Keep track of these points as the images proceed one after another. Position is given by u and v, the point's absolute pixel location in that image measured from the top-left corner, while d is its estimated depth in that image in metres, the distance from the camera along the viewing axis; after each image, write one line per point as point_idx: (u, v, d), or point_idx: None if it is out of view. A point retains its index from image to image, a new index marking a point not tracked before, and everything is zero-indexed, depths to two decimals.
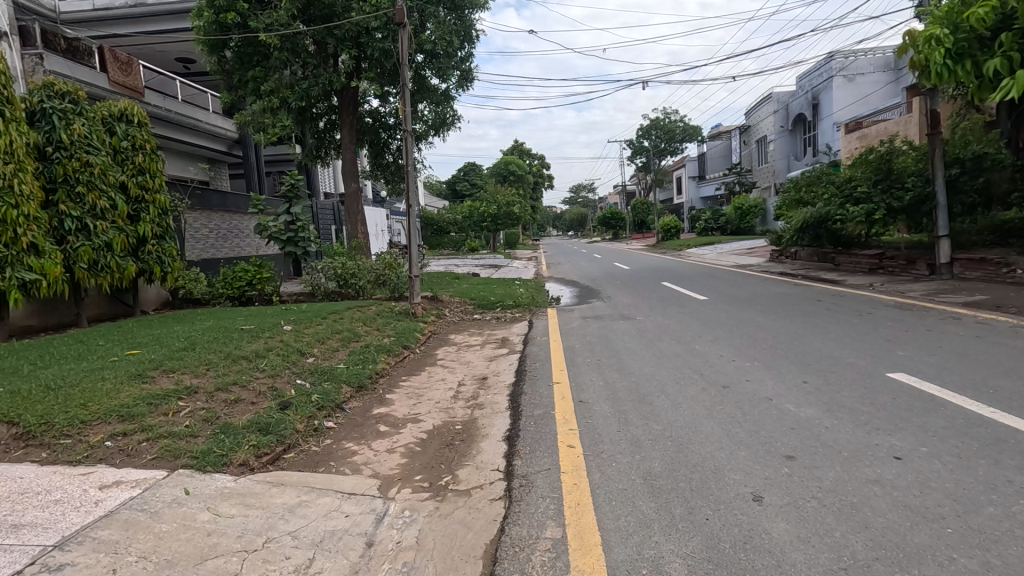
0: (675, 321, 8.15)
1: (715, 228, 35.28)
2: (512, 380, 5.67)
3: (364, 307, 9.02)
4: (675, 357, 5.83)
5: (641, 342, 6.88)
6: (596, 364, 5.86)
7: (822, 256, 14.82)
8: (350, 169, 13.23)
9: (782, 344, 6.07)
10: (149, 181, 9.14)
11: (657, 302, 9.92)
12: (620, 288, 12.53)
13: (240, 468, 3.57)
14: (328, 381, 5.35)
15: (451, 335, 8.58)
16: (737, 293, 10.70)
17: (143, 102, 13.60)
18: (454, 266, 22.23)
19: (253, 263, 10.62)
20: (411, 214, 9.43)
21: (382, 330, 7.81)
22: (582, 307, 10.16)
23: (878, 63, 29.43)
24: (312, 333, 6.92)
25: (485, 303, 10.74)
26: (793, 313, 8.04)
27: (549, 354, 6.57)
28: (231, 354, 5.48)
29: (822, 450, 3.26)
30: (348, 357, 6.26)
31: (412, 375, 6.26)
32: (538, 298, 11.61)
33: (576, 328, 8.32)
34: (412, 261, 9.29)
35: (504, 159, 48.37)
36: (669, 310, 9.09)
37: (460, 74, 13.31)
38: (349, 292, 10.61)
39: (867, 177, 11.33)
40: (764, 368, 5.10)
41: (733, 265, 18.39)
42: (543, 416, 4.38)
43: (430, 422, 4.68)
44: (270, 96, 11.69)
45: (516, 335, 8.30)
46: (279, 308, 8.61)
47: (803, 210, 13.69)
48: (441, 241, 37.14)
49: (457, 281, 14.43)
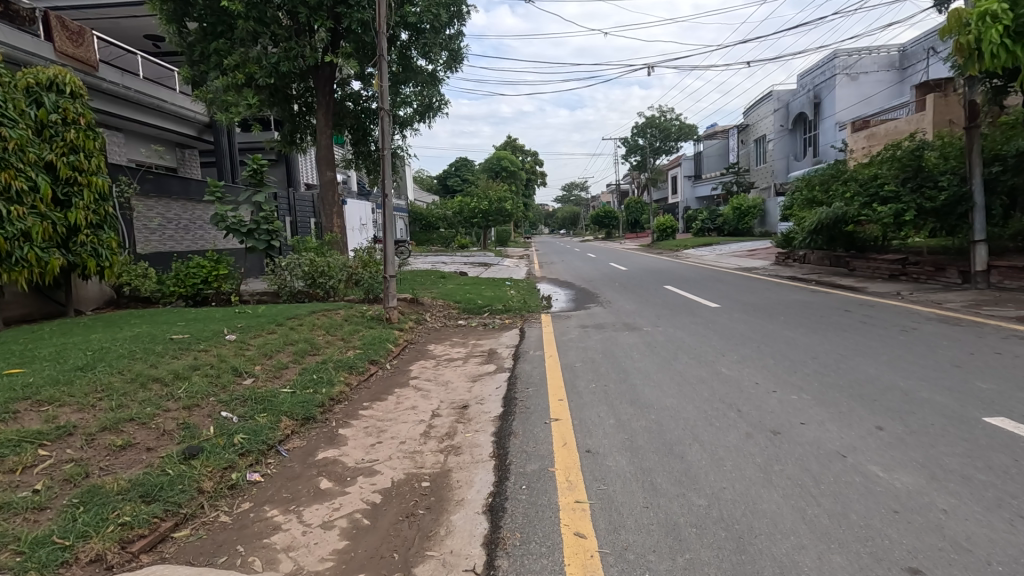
0: (689, 333, 7.05)
1: (711, 228, 34.33)
2: (498, 412, 4.54)
3: (330, 312, 7.81)
4: (701, 385, 4.73)
5: (655, 359, 5.78)
6: (604, 391, 4.74)
7: (834, 261, 13.82)
8: (326, 155, 12.04)
9: (828, 368, 4.98)
10: (84, 161, 7.91)
11: (665, 309, 8.81)
12: (620, 293, 11.43)
13: (93, 567, 2.44)
14: (263, 414, 4.18)
15: (431, 346, 7.40)
16: (751, 300, 9.62)
17: (97, 78, 12.29)
18: (441, 264, 21.01)
19: (209, 258, 9.36)
20: (387, 203, 8.22)
21: (347, 341, 6.63)
22: (580, 314, 9.03)
23: (882, 61, 28.34)
24: (258, 345, 5.73)
25: (471, 307, 9.59)
26: (825, 326, 6.97)
27: (545, 375, 5.44)
28: (140, 377, 4.30)
29: (961, 559, 2.18)
30: (297, 378, 5.08)
31: (376, 400, 5.09)
32: (530, 302, 10.48)
33: (575, 339, 7.21)
34: (388, 258, 8.09)
35: (497, 154, 47.14)
36: (681, 319, 7.99)
37: (449, 53, 12.17)
38: (318, 293, 9.40)
39: (895, 174, 10.30)
40: (818, 405, 4.02)
41: (737, 268, 17.37)
42: (540, 472, 3.26)
43: (390, 475, 3.54)
44: (234, 72, 10.44)
45: (505, 347, 7.17)
46: (230, 311, 7.42)
47: (818, 210, 12.66)
48: (429, 238, 35.98)
49: (442, 281, 13.29)
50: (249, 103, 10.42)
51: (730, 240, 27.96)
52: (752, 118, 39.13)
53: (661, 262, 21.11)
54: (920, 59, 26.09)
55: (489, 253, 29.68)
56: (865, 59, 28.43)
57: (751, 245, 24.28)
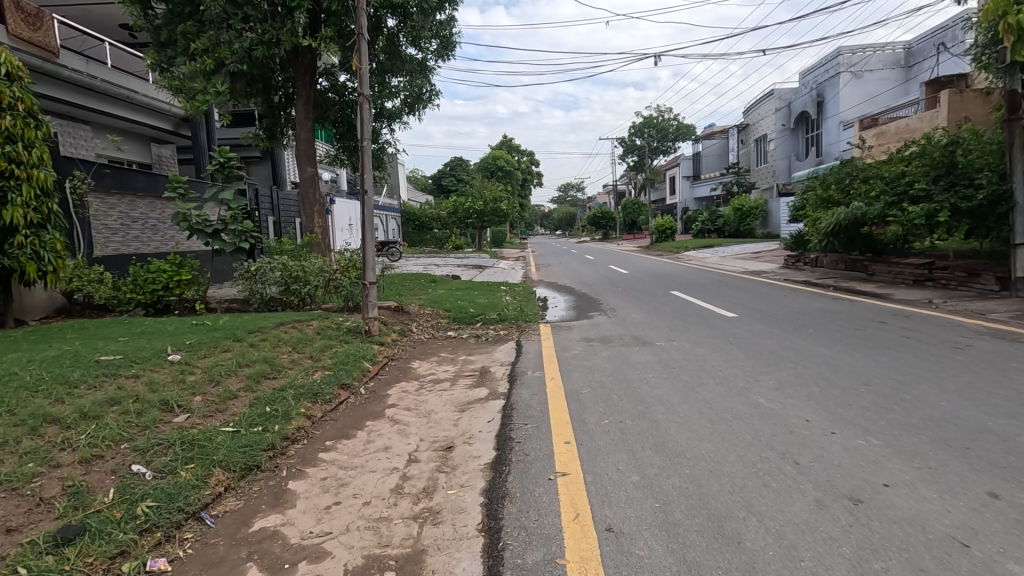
0: (709, 349, 6.17)
1: (712, 229, 33.42)
2: (491, 458, 3.65)
3: (302, 324, 6.90)
4: (742, 423, 3.84)
5: (677, 383, 4.89)
6: (621, 429, 3.85)
7: (850, 265, 13.00)
8: (309, 149, 11.14)
9: (890, 400, 4.12)
10: (22, 152, 6.96)
11: (676, 320, 7.92)
12: (624, 299, 10.55)
13: None
14: (188, 467, 3.27)
15: (415, 364, 6.49)
16: (771, 309, 8.75)
17: (58, 65, 11.33)
18: (434, 266, 20.09)
19: (171, 260, 8.42)
20: (367, 200, 7.30)
21: (317, 360, 5.71)
22: (581, 325, 8.12)
23: (887, 59, 27.67)
24: (205, 367, 4.80)
25: (462, 316, 8.69)
26: (864, 342, 6.11)
27: (547, 405, 4.54)
28: (34, 417, 3.39)
29: None
30: (246, 411, 4.17)
31: (343, 439, 4.17)
32: (527, 310, 9.59)
33: (579, 354, 6.32)
34: (367, 262, 7.17)
35: (492, 154, 46.26)
36: (696, 332, 7.10)
37: (440, 40, 11.27)
38: (293, 301, 8.48)
39: (924, 171, 9.49)
40: (900, 458, 3.14)
41: (744, 271, 16.54)
42: (546, 566, 2.38)
43: (343, 559, 2.63)
44: (203, 57, 9.51)
45: (498, 365, 6.27)
46: (185, 324, 6.50)
47: (835, 210, 11.84)
48: (423, 238, 35.07)
49: (433, 286, 12.41)
50: (219, 91, 9.48)
51: (732, 242, 27.18)
52: (752, 118, 38.38)
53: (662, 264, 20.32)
54: (928, 57, 25.43)
55: (484, 254, 28.82)
56: (871, 56, 27.73)
57: (755, 246, 23.49)
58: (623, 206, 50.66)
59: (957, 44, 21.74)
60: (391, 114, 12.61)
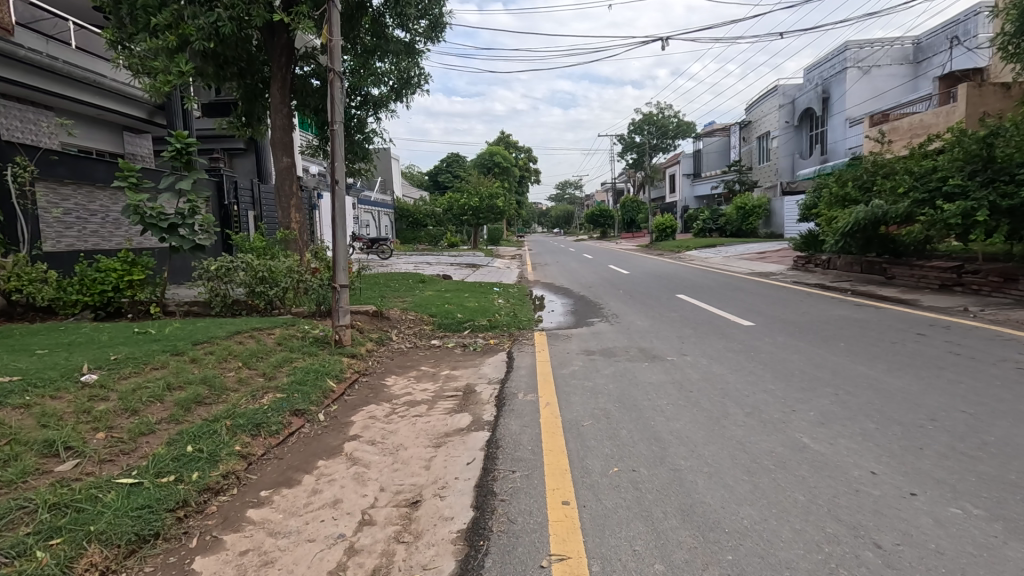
0: (729, 367, 5.32)
1: (713, 228, 32.45)
2: (467, 524, 2.79)
3: (260, 334, 6.03)
4: (790, 476, 2.99)
5: (699, 413, 4.03)
6: (637, 485, 2.98)
7: (867, 267, 12.19)
8: (285, 138, 10.17)
9: (969, 443, 3.29)
10: None
11: (687, 330, 7.06)
12: (627, 304, 9.69)
13: None
14: (49, 548, 2.39)
15: (390, 382, 5.61)
16: (789, 317, 7.91)
17: (12, 44, 10.41)
18: (424, 266, 19.18)
19: (122, 258, 7.50)
20: (338, 192, 6.35)
21: (271, 379, 4.83)
22: (580, 334, 7.26)
23: (896, 55, 27.00)
24: (122, 393, 3.92)
25: (448, 323, 7.83)
26: (909, 360, 5.27)
27: (541, 443, 3.68)
28: None
29: None
30: (159, 453, 3.29)
31: (283, 488, 3.30)
32: (520, 315, 8.72)
33: (578, 370, 5.47)
34: (338, 261, 6.30)
35: (489, 150, 45.37)
36: (712, 344, 6.26)
37: (429, 21, 10.40)
38: (259, 304, 7.59)
39: (958, 166, 8.69)
40: (1020, 541, 2.30)
41: (751, 273, 15.72)
42: None
43: None
44: (165, 32, 8.60)
45: (485, 383, 5.40)
46: (123, 332, 5.61)
47: (854, 208, 11.01)
48: (417, 236, 34.19)
49: (421, 287, 11.57)
50: (182, 71, 8.57)
51: (736, 243, 26.33)
52: (755, 115, 37.55)
53: (663, 264, 19.50)
54: (938, 51, 24.68)
55: (479, 253, 27.94)
56: (879, 51, 27.03)
57: (759, 246, 22.68)
58: (621, 205, 49.82)
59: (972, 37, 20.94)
60: (377, 101, 11.76)
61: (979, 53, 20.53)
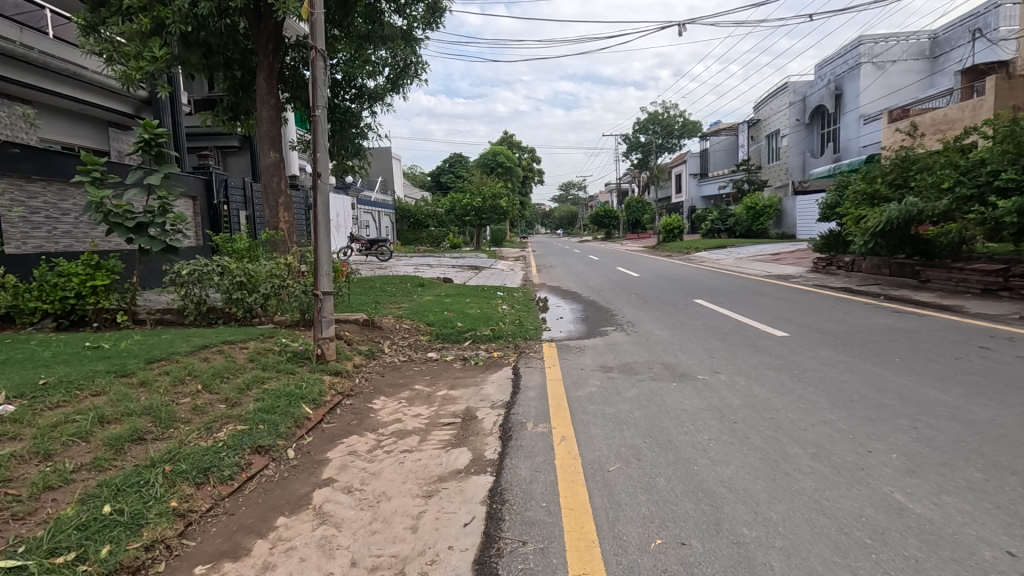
0: (774, 389, 4.55)
1: (721, 229, 31.16)
2: None
3: (230, 349, 5.27)
4: (897, 556, 2.24)
5: (752, 455, 3.26)
6: (692, 572, 2.22)
7: (897, 269, 11.40)
8: (273, 131, 9.43)
9: None
10: None
11: (715, 342, 6.28)
12: (643, 311, 8.91)
13: None
14: None
15: (377, 406, 4.84)
16: (825, 326, 7.12)
17: None
18: (425, 268, 18.40)
19: (85, 262, 6.76)
20: (321, 186, 5.56)
21: (234, 407, 4.07)
22: (595, 347, 6.50)
23: (912, 49, 26.21)
24: (37, 433, 3.17)
25: (447, 332, 7.07)
26: (987, 381, 4.49)
27: (560, 499, 2.91)
28: None
29: None
30: (65, 519, 2.53)
31: (225, 562, 2.53)
32: (527, 323, 7.96)
33: (597, 393, 4.70)
34: (320, 265, 5.54)
35: (492, 150, 44.70)
36: (746, 360, 5.48)
37: (428, 5, 9.68)
38: (237, 313, 6.84)
39: (1010, 158, 8.30)
40: None
41: (768, 276, 14.91)
42: None
43: None
44: (139, 15, 7.86)
45: (487, 408, 4.64)
46: (70, 348, 4.87)
47: (886, 206, 10.23)
48: (419, 237, 33.45)
49: (420, 291, 10.85)
50: (157, 56, 7.84)
51: (747, 244, 25.49)
52: (764, 113, 36.69)
53: (674, 266, 18.67)
54: (958, 45, 23.81)
55: (482, 254, 27.16)
56: (895, 46, 26.26)
57: (772, 247, 21.89)
58: (626, 205, 49.00)
59: (996, 29, 20.04)
60: (374, 93, 11.05)
61: (1003, 46, 19.68)
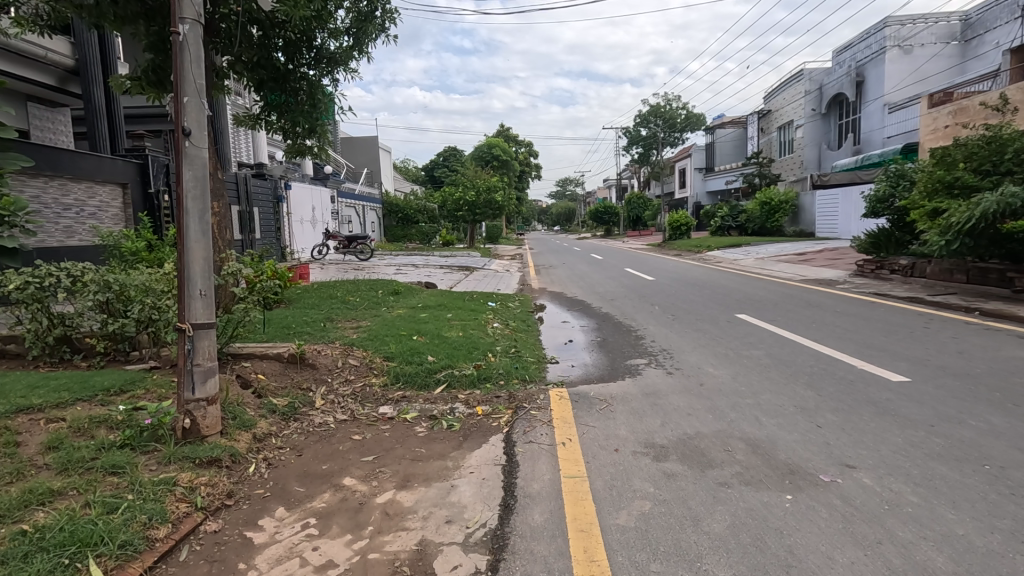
0: (989, 520, 2.46)
1: (731, 227, 29.07)
2: None
3: (23, 429, 3.10)
4: None
5: None
6: None
7: (977, 274, 9.35)
8: None
9: None
10: None
11: (810, 397, 4.19)
12: (678, 334, 6.80)
13: None
14: None
15: (261, 541, 2.67)
16: (948, 362, 5.03)
17: None
18: (408, 269, 16.19)
19: None
20: (189, 152, 3.35)
21: None
22: (627, 399, 4.40)
23: (941, 32, 24.21)
24: None
25: (411, 372, 4.92)
26: None
27: None
28: None
29: None
30: None
31: None
32: (525, 353, 5.83)
33: (658, 524, 2.59)
34: (188, 281, 3.36)
35: (488, 141, 42.45)
36: (883, 438, 3.39)
37: None
38: (104, 344, 4.67)
39: None
40: None
41: (806, 279, 12.83)
42: None
43: None
44: None
45: (456, 555, 2.51)
46: None
47: (977, 197, 8.18)
48: (407, 232, 31.11)
49: (392, 301, 8.70)
50: None
51: (764, 242, 23.37)
52: (776, 103, 34.62)
53: (690, 267, 16.53)
54: (995, 25, 21.80)
55: (474, 252, 24.91)
56: (923, 30, 24.31)
57: (795, 246, 19.84)
58: (627, 200, 46.69)
59: None
60: (336, 56, 8.86)
61: None
